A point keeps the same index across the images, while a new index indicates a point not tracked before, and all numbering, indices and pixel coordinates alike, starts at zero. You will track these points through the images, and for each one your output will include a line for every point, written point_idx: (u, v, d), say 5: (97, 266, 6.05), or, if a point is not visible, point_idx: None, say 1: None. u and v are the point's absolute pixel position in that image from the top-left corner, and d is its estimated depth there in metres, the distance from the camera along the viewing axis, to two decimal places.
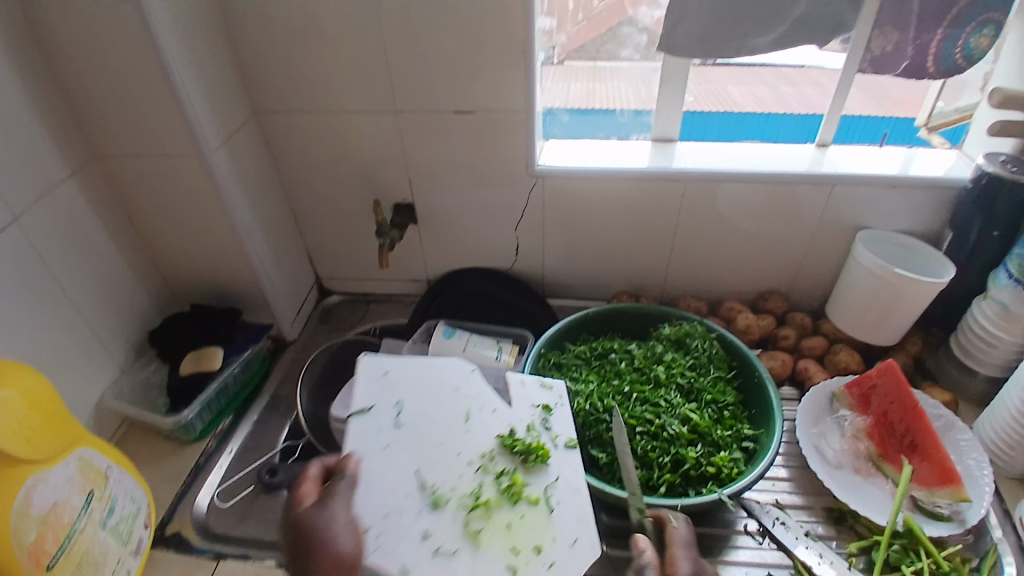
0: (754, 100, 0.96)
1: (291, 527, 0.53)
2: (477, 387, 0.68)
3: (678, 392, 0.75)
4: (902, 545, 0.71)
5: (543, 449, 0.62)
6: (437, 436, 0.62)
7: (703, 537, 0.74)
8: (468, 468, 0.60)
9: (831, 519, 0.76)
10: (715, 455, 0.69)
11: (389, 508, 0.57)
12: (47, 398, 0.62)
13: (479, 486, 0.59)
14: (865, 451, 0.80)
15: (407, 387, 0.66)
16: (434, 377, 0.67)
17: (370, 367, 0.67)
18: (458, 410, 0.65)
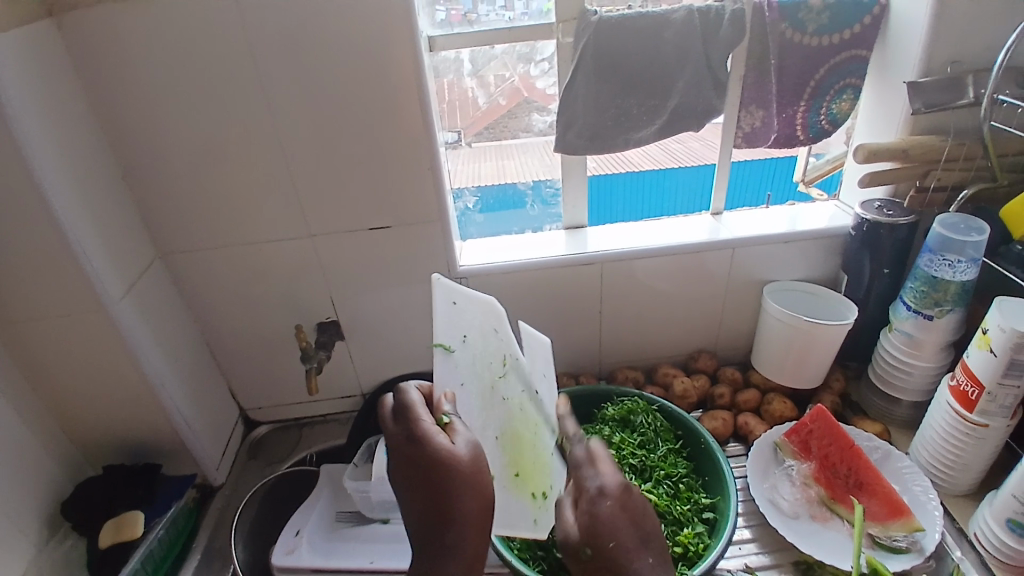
0: (652, 160, 1.00)
1: (438, 464, 0.55)
2: (507, 334, 0.71)
3: (633, 473, 0.76)
4: None
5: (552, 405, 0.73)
6: (491, 382, 0.67)
7: None
8: (506, 411, 0.68)
9: (801, 573, 0.76)
10: (679, 534, 0.69)
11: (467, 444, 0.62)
12: None
13: (511, 430, 0.68)
14: (816, 496, 0.81)
15: (470, 320, 0.67)
16: (486, 313, 0.69)
17: (440, 295, 0.65)
18: (500, 353, 0.69)
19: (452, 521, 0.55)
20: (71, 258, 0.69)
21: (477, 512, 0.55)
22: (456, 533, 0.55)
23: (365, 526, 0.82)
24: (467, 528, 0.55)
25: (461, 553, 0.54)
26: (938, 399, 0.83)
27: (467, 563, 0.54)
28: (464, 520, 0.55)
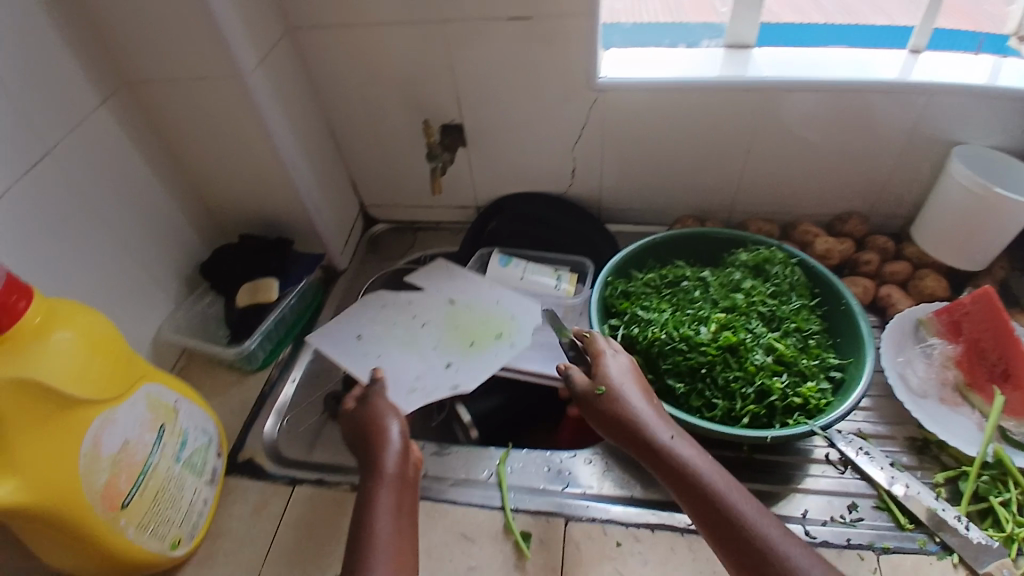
0: (792, 11, 0.92)
1: (367, 405, 0.66)
2: (392, 297, 0.85)
3: (760, 321, 0.71)
4: (991, 476, 0.67)
5: (477, 294, 0.85)
6: (400, 334, 0.81)
7: (779, 466, 0.71)
8: (426, 326, 0.82)
9: (914, 448, 0.72)
10: (803, 385, 0.66)
11: (412, 387, 0.75)
12: (109, 338, 0.57)
13: (437, 341, 0.80)
14: (952, 380, 0.75)
15: (356, 325, 0.82)
16: (368, 312, 0.83)
17: (327, 341, 0.80)
18: (401, 316, 0.83)
19: (383, 428, 0.63)
20: (203, 15, 0.65)
21: (403, 424, 0.64)
22: (389, 438, 0.62)
23: None
24: (398, 435, 0.62)
25: (394, 450, 0.61)
26: None
27: (399, 463, 0.60)
28: (389, 440, 0.62)
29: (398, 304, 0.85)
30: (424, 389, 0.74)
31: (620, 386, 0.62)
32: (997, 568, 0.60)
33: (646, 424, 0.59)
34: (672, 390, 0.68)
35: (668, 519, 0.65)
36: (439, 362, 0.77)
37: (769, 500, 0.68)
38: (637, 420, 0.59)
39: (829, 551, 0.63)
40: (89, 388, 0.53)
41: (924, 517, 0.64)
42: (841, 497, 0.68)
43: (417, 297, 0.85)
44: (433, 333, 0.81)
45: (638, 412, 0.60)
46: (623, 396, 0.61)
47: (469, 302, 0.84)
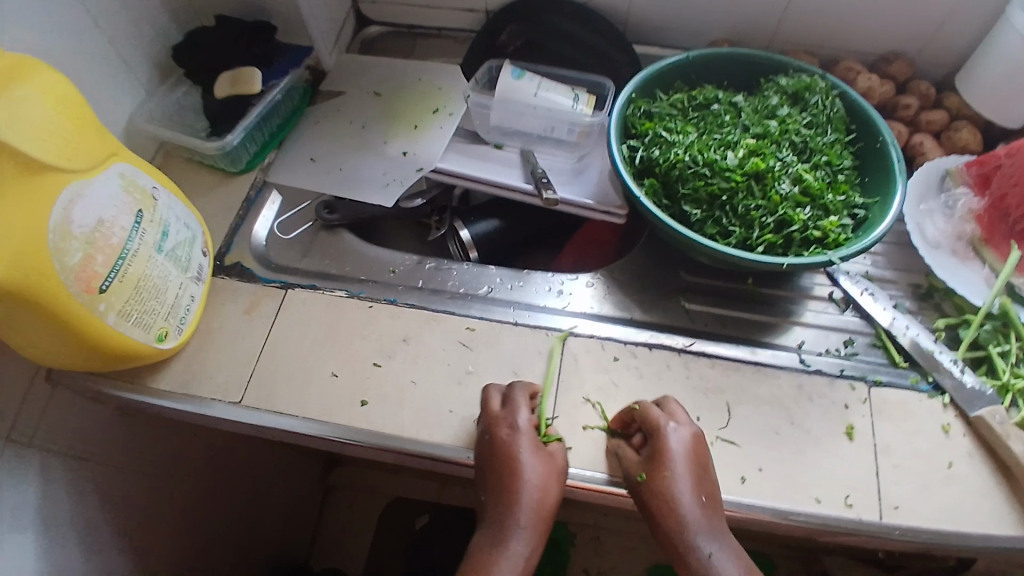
0: None
1: (508, 463, 0.54)
2: (318, 113, 0.80)
3: (791, 151, 0.67)
4: (993, 326, 0.67)
5: (406, 82, 0.82)
6: (346, 139, 0.77)
7: (779, 300, 0.71)
8: (364, 122, 0.78)
9: (916, 296, 0.71)
10: (823, 219, 0.63)
11: (387, 181, 0.73)
12: (74, 102, 0.50)
13: (388, 133, 0.77)
14: (968, 234, 0.73)
15: (307, 148, 0.76)
16: (313, 135, 0.77)
17: (296, 163, 0.75)
18: (343, 126, 0.78)
19: (519, 517, 0.52)
20: None
21: (539, 510, 0.53)
22: (520, 532, 0.52)
23: (480, 147, 0.78)
24: (527, 532, 0.53)
25: (519, 549, 0.52)
26: None
27: (521, 564, 0.52)
28: (527, 517, 0.53)
29: (327, 113, 0.79)
30: (400, 175, 0.73)
31: (673, 478, 0.53)
32: (988, 413, 0.61)
33: (689, 531, 0.51)
34: (686, 216, 0.65)
35: (664, 340, 0.65)
36: (396, 150, 0.75)
37: (769, 332, 0.68)
38: (676, 518, 0.52)
39: (819, 378, 0.64)
40: (51, 151, 0.46)
41: (915, 357, 0.66)
42: (839, 333, 0.68)
43: (343, 101, 0.80)
44: (380, 128, 0.77)
45: (682, 514, 0.52)
46: (669, 491, 0.52)
47: (397, 88, 0.81)
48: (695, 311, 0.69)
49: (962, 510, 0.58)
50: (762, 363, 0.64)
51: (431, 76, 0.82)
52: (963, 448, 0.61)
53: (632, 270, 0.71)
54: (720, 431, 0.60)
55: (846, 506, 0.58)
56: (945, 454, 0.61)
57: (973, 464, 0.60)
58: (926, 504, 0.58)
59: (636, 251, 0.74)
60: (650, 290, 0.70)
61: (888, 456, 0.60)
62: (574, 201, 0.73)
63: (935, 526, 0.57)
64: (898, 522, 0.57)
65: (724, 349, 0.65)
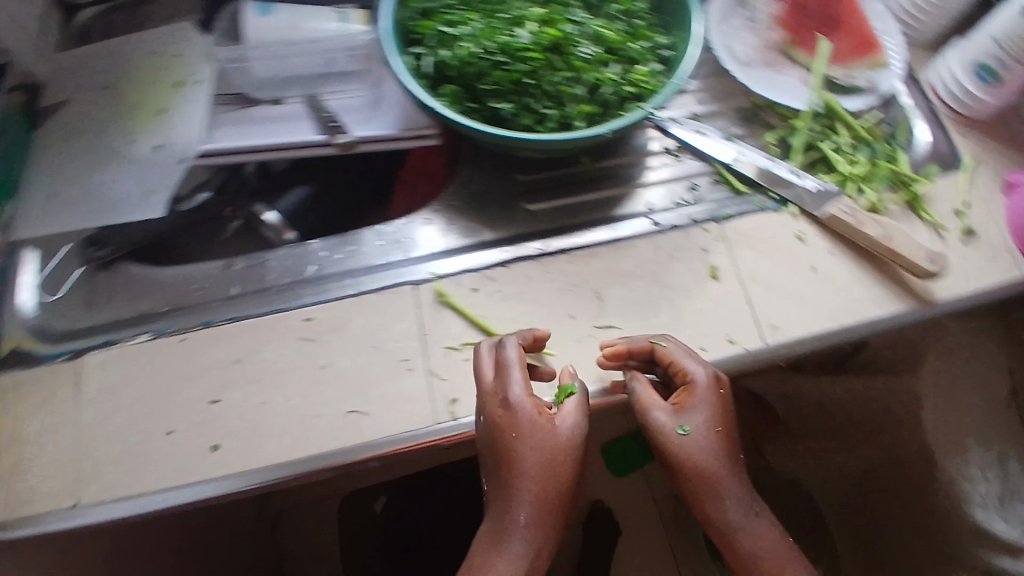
0: None
1: (506, 448, 0.50)
2: (44, 134, 0.65)
3: (582, 10, 0.63)
4: (821, 124, 0.67)
5: (137, 62, 0.69)
6: (87, 151, 0.64)
7: (618, 169, 0.67)
8: (102, 125, 0.66)
9: (745, 119, 0.70)
10: (633, 72, 0.60)
11: (149, 190, 0.64)
12: None
13: (136, 130, 0.65)
14: (775, 41, 0.71)
15: (43, 177, 0.64)
16: (46, 158, 0.64)
17: (33, 198, 0.63)
18: (77, 136, 0.65)
19: (520, 508, 0.49)
20: None
21: (544, 496, 0.49)
22: (523, 527, 0.49)
23: (253, 108, 0.67)
24: (531, 528, 0.49)
25: (521, 549, 0.49)
26: None
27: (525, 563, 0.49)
28: (530, 511, 0.49)
29: (59, 133, 0.65)
30: (161, 174, 0.64)
31: (705, 421, 0.51)
32: (836, 208, 0.62)
33: (722, 481, 0.51)
34: (500, 114, 0.59)
35: (517, 252, 0.61)
36: (149, 146, 0.65)
37: (616, 205, 0.65)
38: (710, 467, 0.51)
39: (674, 233, 0.62)
40: None
41: (756, 181, 0.65)
42: (681, 181, 0.67)
43: (75, 111, 0.66)
44: (122, 126, 0.65)
45: (709, 464, 0.51)
46: (700, 440, 0.51)
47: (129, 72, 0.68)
48: (540, 210, 0.65)
49: (836, 307, 0.60)
50: (617, 239, 0.62)
51: (162, 43, 0.69)
52: (822, 249, 0.62)
53: (466, 193, 0.65)
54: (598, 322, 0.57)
55: (730, 344, 0.58)
56: (807, 261, 0.62)
57: (833, 261, 0.62)
58: (804, 315, 0.59)
59: (464, 170, 0.67)
60: (490, 207, 0.64)
61: (762, 284, 0.60)
62: (377, 136, 0.67)
63: (817, 332, 0.59)
64: (782, 342, 0.58)
65: (579, 239, 0.62)
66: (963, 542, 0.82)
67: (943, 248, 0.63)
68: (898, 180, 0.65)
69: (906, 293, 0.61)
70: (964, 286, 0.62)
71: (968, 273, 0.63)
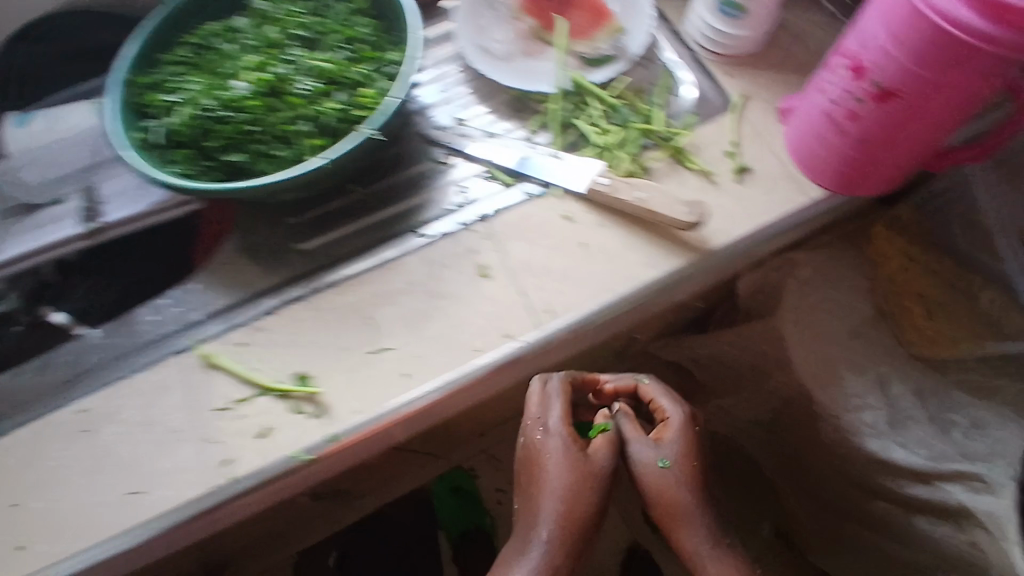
0: None
1: (538, 457, 0.64)
2: None
3: (303, 49, 0.66)
4: (574, 102, 0.69)
5: None
6: None
7: (396, 188, 0.67)
8: None
9: (513, 111, 0.71)
10: (357, 94, 0.62)
11: None
12: None
13: None
14: (526, 29, 0.74)
15: None
16: None
17: None
18: None
19: (545, 523, 0.61)
20: None
21: (563, 517, 0.62)
22: (546, 540, 0.61)
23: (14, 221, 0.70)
24: (552, 543, 0.61)
25: (531, 555, 0.61)
26: None
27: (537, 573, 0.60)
28: (547, 514, 0.62)
29: None
30: None
31: (672, 455, 0.63)
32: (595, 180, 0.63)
33: (690, 501, 0.62)
34: (234, 165, 0.60)
35: (290, 295, 0.61)
36: None
37: (391, 227, 0.64)
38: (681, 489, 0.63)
39: (441, 241, 0.62)
40: None
41: (523, 171, 0.66)
42: (454, 187, 0.67)
43: None
44: None
45: (671, 489, 0.63)
46: (669, 472, 0.63)
47: None
48: (312, 248, 0.64)
49: (611, 276, 0.61)
50: (388, 258, 0.62)
51: None
52: (592, 222, 0.63)
53: (243, 246, 0.65)
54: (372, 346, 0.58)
55: (506, 339, 0.58)
56: (577, 238, 0.62)
57: (603, 232, 0.63)
58: (577, 290, 0.60)
59: (240, 222, 0.66)
60: (263, 256, 0.64)
61: (537, 269, 0.61)
62: (128, 218, 0.68)
63: (593, 305, 0.60)
64: (559, 323, 0.59)
65: (350, 270, 0.62)
66: (871, 470, 0.84)
67: (710, 194, 0.64)
68: (654, 139, 0.66)
69: (679, 247, 0.62)
70: (740, 228, 0.63)
71: (746, 214, 0.64)
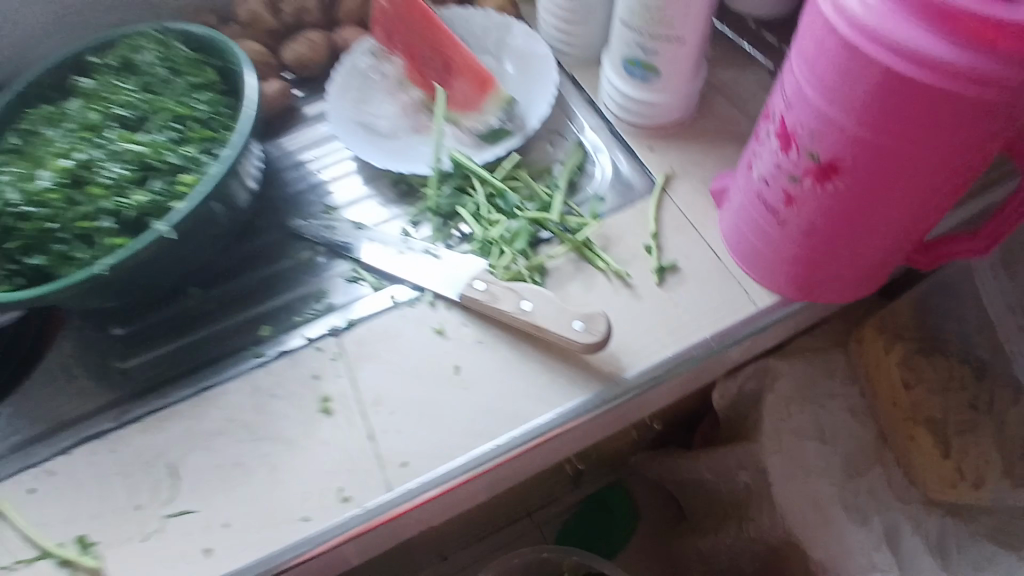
0: None
1: None
2: None
3: (129, 129, 0.57)
4: (456, 186, 0.59)
5: None
6: None
7: (265, 311, 0.56)
8: None
9: (400, 196, 0.61)
10: (175, 181, 0.53)
11: None
12: None
13: None
14: (414, 103, 0.65)
15: None
16: None
17: None
18: None
19: None
20: None
21: None
22: None
23: None
24: None
25: None
26: None
27: None
28: None
29: None
30: None
31: None
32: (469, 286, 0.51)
33: None
34: (35, 269, 0.51)
35: (93, 428, 0.52)
36: None
37: (235, 345, 0.54)
38: None
39: (280, 364, 0.51)
40: None
41: (383, 251, 0.57)
42: (317, 290, 0.56)
43: None
44: None
45: None
46: None
47: None
48: (134, 369, 0.55)
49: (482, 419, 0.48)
50: (209, 385, 0.51)
51: None
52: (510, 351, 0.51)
53: (64, 363, 0.56)
54: (165, 508, 0.46)
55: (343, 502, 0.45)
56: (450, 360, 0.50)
57: (481, 352, 0.50)
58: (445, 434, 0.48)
59: (71, 321, 0.58)
60: (85, 377, 0.55)
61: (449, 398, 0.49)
62: None
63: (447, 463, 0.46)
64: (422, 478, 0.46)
65: (163, 401, 0.51)
66: None
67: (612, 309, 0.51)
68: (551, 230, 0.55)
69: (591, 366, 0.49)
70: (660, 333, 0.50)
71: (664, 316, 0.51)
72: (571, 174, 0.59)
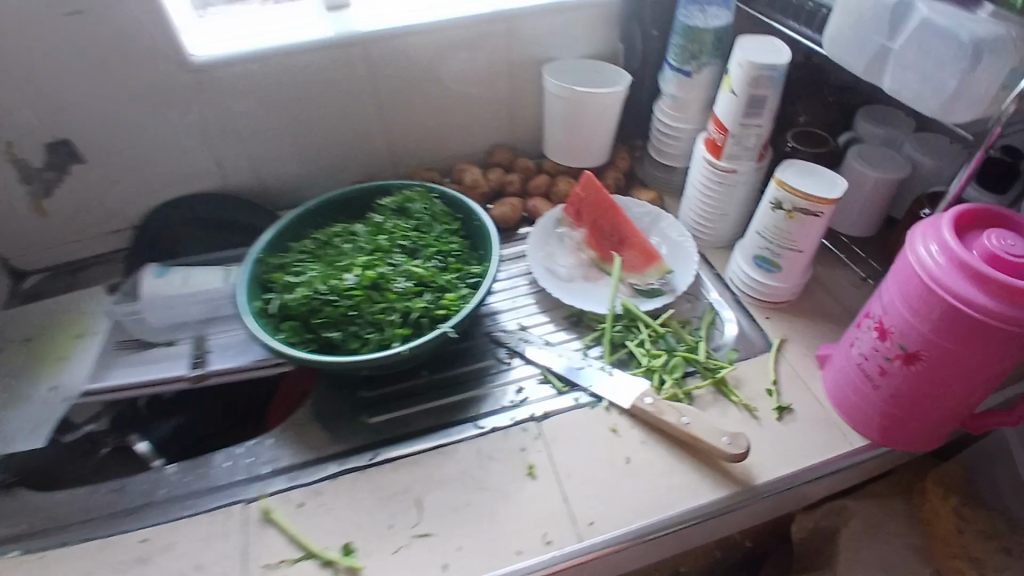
0: None
1: None
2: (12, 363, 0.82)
3: (402, 254, 0.81)
4: (624, 323, 0.80)
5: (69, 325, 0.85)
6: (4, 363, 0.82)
7: (475, 397, 0.76)
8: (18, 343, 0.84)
9: (572, 325, 0.83)
10: (443, 297, 0.76)
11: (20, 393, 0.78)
12: None
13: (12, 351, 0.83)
14: (588, 259, 0.89)
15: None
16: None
17: None
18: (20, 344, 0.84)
19: None
20: None
21: None
22: None
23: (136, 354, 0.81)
24: None
25: None
26: (695, 156, 0.85)
27: None
28: None
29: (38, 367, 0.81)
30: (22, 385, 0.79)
31: None
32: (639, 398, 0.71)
33: None
34: (335, 341, 0.72)
35: (349, 464, 0.70)
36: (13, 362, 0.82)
37: (456, 418, 0.73)
38: None
39: (495, 436, 0.71)
40: None
41: (569, 364, 0.77)
42: (515, 386, 0.76)
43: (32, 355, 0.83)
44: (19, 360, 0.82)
45: None
46: None
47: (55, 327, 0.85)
48: (375, 423, 0.73)
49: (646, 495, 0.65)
50: (443, 444, 0.70)
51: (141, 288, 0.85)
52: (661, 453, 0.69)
53: (320, 411, 0.75)
54: (412, 529, 0.63)
55: (545, 545, 0.62)
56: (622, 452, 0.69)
57: (645, 450, 0.69)
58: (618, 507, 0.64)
59: (326, 382, 0.79)
60: (336, 424, 0.74)
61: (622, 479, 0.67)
62: (230, 368, 0.79)
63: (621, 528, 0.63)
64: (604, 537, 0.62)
65: (403, 450, 0.70)
66: None
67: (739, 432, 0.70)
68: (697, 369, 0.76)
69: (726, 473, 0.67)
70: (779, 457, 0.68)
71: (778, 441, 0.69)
72: (708, 325, 0.79)
